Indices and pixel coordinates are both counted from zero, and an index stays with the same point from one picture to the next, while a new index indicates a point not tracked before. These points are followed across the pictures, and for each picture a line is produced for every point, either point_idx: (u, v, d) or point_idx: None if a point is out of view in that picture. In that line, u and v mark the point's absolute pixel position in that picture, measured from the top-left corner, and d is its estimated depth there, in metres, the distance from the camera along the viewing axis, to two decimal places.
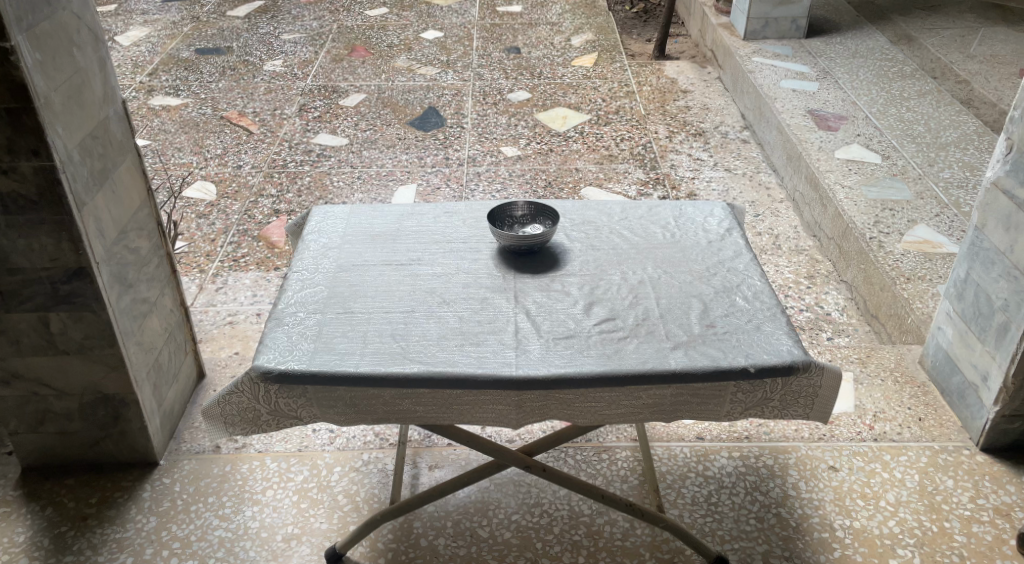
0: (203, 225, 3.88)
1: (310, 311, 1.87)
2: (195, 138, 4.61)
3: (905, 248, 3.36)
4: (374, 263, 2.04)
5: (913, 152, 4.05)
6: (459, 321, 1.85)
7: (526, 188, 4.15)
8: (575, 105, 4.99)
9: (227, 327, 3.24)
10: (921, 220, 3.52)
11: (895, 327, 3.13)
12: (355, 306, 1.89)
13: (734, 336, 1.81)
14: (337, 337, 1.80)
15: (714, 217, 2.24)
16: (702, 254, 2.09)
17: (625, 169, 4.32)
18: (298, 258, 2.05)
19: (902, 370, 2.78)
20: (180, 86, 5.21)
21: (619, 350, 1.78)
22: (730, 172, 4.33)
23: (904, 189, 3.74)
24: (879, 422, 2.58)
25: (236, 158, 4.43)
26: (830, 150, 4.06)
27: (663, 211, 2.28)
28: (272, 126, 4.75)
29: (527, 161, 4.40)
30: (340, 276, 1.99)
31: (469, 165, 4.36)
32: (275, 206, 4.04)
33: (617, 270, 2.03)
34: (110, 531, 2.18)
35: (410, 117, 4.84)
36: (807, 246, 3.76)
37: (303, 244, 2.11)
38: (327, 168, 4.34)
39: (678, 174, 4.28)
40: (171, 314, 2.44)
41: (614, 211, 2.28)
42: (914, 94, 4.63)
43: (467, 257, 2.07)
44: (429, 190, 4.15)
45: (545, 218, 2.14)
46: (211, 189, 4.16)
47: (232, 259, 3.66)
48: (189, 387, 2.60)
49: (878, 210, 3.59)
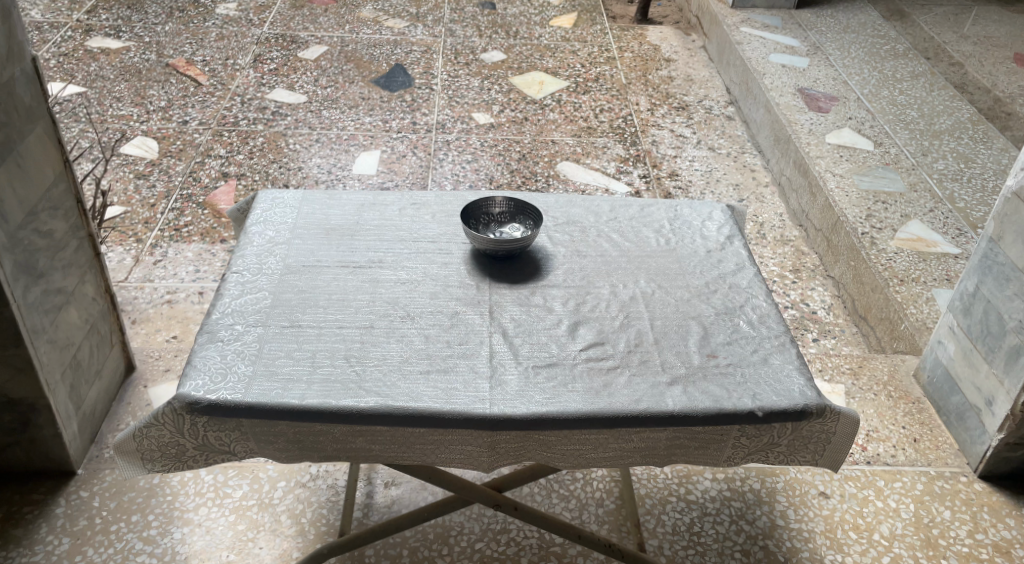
0: (142, 188, 3.55)
1: (251, 323, 1.61)
2: (137, 87, 4.23)
3: (899, 245, 3.16)
4: (327, 265, 1.78)
5: (906, 139, 3.84)
6: (425, 342, 1.61)
7: (498, 161, 3.88)
8: (553, 69, 4.70)
9: (164, 307, 2.98)
10: (915, 215, 3.32)
11: (885, 332, 2.93)
12: (303, 318, 1.63)
13: (738, 370, 1.58)
14: (281, 358, 1.54)
15: (713, 222, 2.01)
16: (699, 266, 1.86)
17: (603, 144, 4.07)
18: (239, 253, 1.78)
19: (896, 383, 2.57)
20: (122, 27, 4.79)
21: (608, 385, 1.54)
22: (714, 151, 4.09)
23: (897, 179, 3.54)
24: (872, 442, 2.37)
25: (181, 112, 4.07)
26: (820, 133, 3.84)
27: (656, 213, 2.04)
28: (223, 78, 4.38)
29: (500, 130, 4.11)
30: (288, 279, 1.73)
31: (438, 132, 4.06)
32: (224, 168, 3.71)
33: (606, 282, 1.80)
34: (15, 555, 1.91)
35: (374, 74, 4.50)
36: (793, 236, 3.56)
37: (246, 236, 1.84)
38: (283, 128, 4.00)
39: (659, 152, 4.04)
40: (92, 303, 2.15)
41: (602, 211, 2.03)
42: (907, 76, 4.41)
43: (435, 263, 1.82)
44: (394, 158, 3.85)
45: (527, 219, 1.89)
46: (152, 146, 3.80)
47: (174, 228, 3.34)
48: (114, 383, 2.32)
49: (870, 202, 3.39)
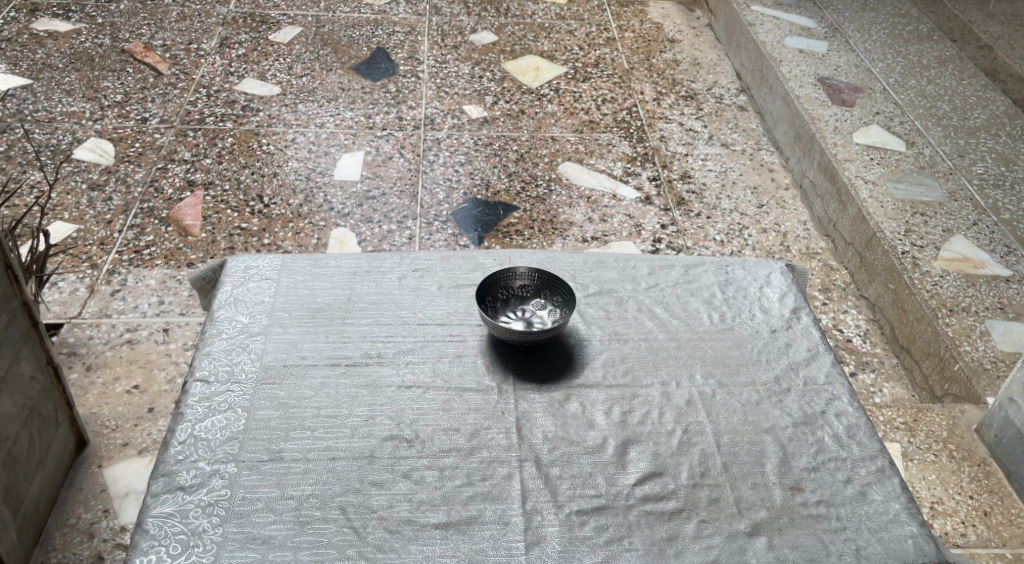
0: (97, 200, 3.15)
1: (218, 458, 1.27)
2: (89, 78, 3.79)
3: (944, 267, 2.87)
4: (313, 365, 1.44)
5: (940, 137, 3.52)
6: (441, 478, 1.29)
7: (495, 162, 3.49)
8: (549, 53, 4.31)
9: (124, 350, 2.63)
10: (958, 230, 3.02)
11: (933, 369, 2.64)
12: (285, 448, 1.30)
13: (834, 511, 1.29)
14: (258, 512, 1.22)
15: (773, 288, 1.69)
16: (765, 356, 1.54)
17: (608, 141, 3.69)
18: (202, 350, 1.44)
19: (957, 441, 2.31)
20: (72, 6, 4.32)
21: (673, 539, 1.24)
22: (727, 148, 3.73)
23: (935, 186, 3.23)
24: (937, 518, 2.12)
25: (140, 107, 3.65)
26: (846, 132, 3.51)
27: (704, 278, 1.70)
28: (186, 65, 3.95)
29: (495, 125, 3.73)
30: (263, 388, 1.38)
31: (427, 129, 3.67)
32: (189, 175, 3.31)
33: (656, 379, 1.48)
34: None
35: (354, 60, 4.09)
36: (819, 249, 3.21)
37: (212, 324, 1.49)
38: (254, 125, 3.59)
39: (669, 149, 3.67)
40: (32, 383, 1.81)
41: (641, 275, 1.70)
42: (934, 62, 4.08)
43: (445, 356, 1.48)
44: (379, 160, 3.46)
45: (556, 297, 1.57)
46: (107, 149, 3.39)
47: (134, 249, 2.96)
48: (64, 465, 1.99)
49: (907, 214, 3.08)
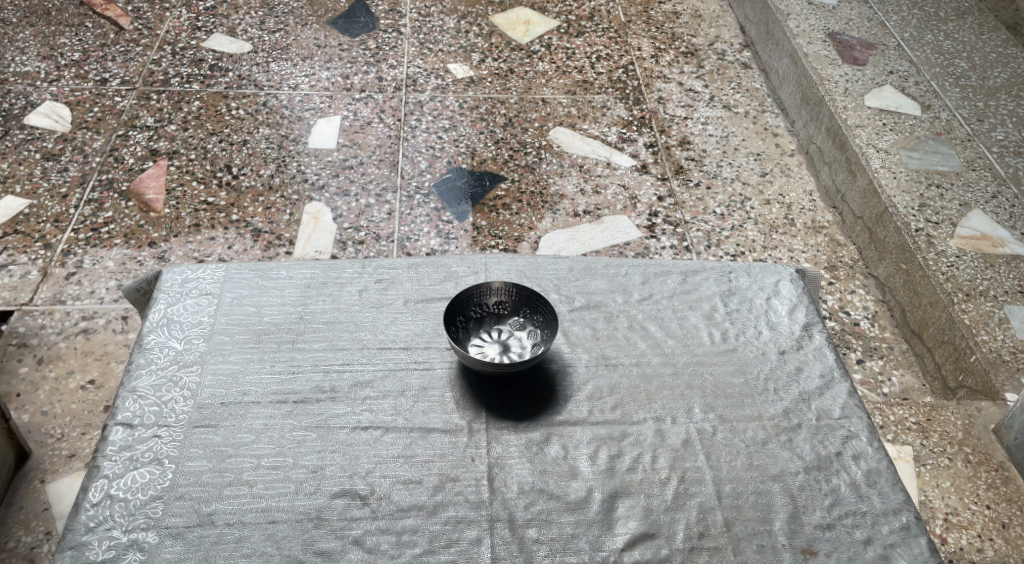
0: (52, 171, 2.93)
1: (137, 526, 1.10)
2: (44, 34, 3.52)
3: (960, 245, 2.68)
4: (254, 402, 1.25)
5: (957, 99, 3.29)
6: (400, 546, 1.13)
7: (481, 127, 3.25)
8: (540, 5, 4.03)
9: (79, 340, 2.44)
10: (976, 204, 2.83)
11: (946, 357, 2.46)
12: (216, 509, 1.12)
13: None
14: None
15: (781, 299, 1.50)
16: (773, 384, 1.36)
17: (602, 103, 3.45)
18: (127, 386, 1.25)
19: (973, 442, 2.14)
20: None
21: None
22: (730, 110, 3.48)
23: (951, 155, 3.02)
24: (951, 531, 1.96)
25: (99, 66, 3.39)
26: (858, 94, 3.28)
27: (704, 287, 1.51)
28: (149, 20, 3.68)
29: (481, 86, 3.47)
30: (195, 433, 1.20)
31: (409, 90, 3.41)
32: (151, 143, 3.07)
33: (648, 415, 1.30)
34: None
35: (331, 14, 3.82)
36: (825, 222, 2.99)
37: (140, 352, 1.30)
38: (222, 87, 3.34)
39: (667, 112, 3.43)
40: None
41: (633, 284, 1.50)
42: (952, 15, 3.81)
43: (409, 390, 1.30)
44: (357, 125, 3.22)
45: (537, 316, 1.38)
46: (63, 114, 3.15)
47: (91, 227, 2.75)
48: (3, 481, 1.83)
49: (921, 186, 2.88)
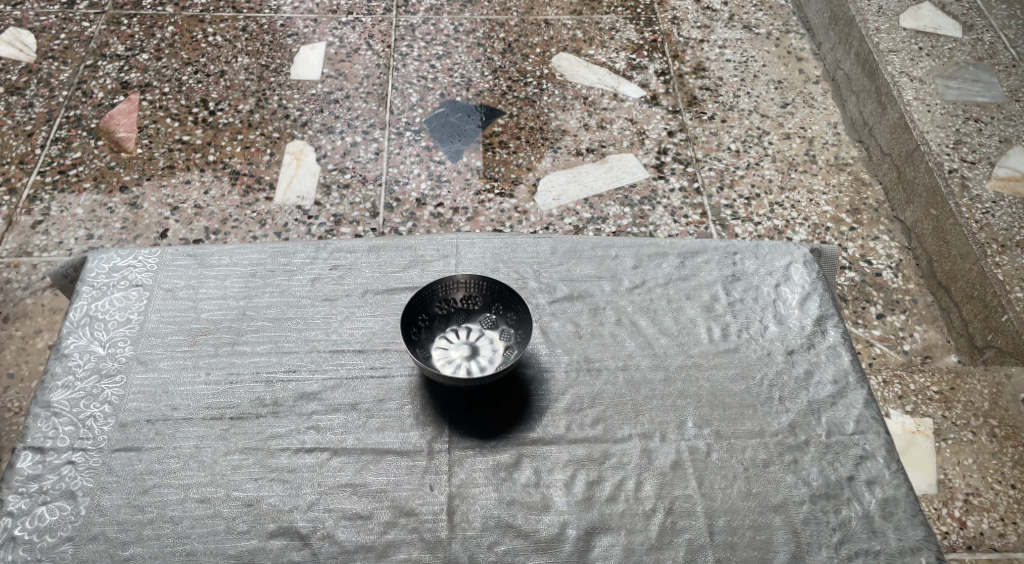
0: (16, 107, 2.73)
1: None
2: None
3: (997, 188, 2.45)
4: (184, 420, 1.12)
5: (1004, 18, 2.98)
6: None
7: (479, 54, 2.98)
8: None
9: (46, 296, 2.28)
10: (1018, 141, 2.57)
11: (974, 315, 2.28)
12: (134, 552, 1.01)
13: None
14: None
15: (791, 285, 1.31)
16: (779, 392, 1.19)
17: (611, 24, 3.14)
18: (41, 402, 1.12)
19: (1000, 414, 1.98)
20: None
21: None
22: (751, 31, 3.17)
23: (994, 84, 2.75)
24: (971, 514, 1.82)
25: None
26: (893, 13, 2.97)
27: (705, 273, 1.33)
28: None
29: (478, 6, 3.18)
30: (115, 458, 1.08)
31: (400, 11, 3.13)
32: (122, 76, 2.84)
33: (633, 432, 1.14)
34: None
35: None
36: (848, 159, 2.74)
37: (59, 359, 1.16)
38: (198, 10, 3.07)
39: (682, 34, 3.13)
40: None
41: (624, 270, 1.32)
42: None
43: (364, 401, 1.15)
44: (344, 54, 2.95)
45: (510, 314, 1.21)
46: (28, 42, 2.93)
47: (59, 170, 2.56)
48: None
49: (958, 120, 2.63)
